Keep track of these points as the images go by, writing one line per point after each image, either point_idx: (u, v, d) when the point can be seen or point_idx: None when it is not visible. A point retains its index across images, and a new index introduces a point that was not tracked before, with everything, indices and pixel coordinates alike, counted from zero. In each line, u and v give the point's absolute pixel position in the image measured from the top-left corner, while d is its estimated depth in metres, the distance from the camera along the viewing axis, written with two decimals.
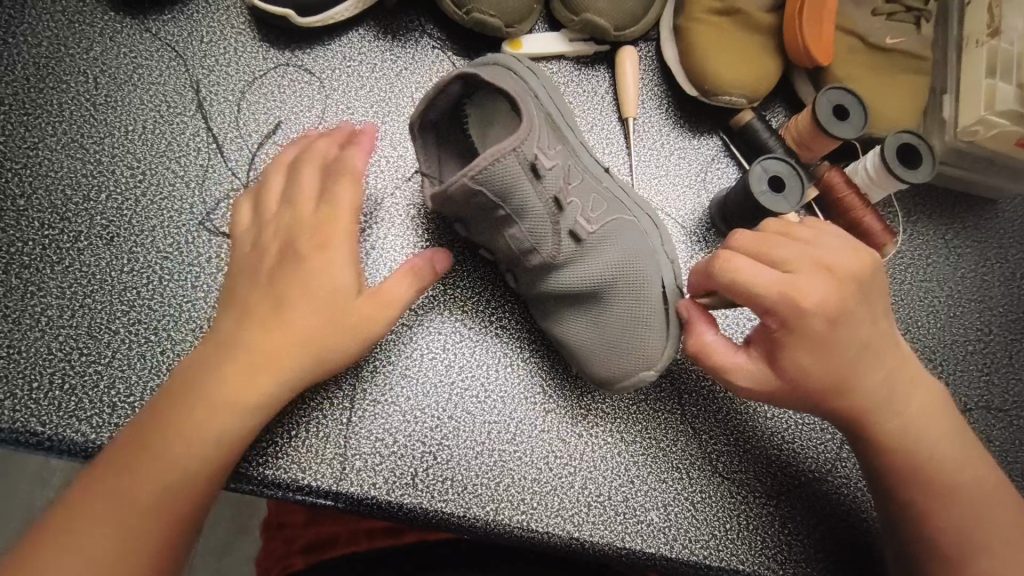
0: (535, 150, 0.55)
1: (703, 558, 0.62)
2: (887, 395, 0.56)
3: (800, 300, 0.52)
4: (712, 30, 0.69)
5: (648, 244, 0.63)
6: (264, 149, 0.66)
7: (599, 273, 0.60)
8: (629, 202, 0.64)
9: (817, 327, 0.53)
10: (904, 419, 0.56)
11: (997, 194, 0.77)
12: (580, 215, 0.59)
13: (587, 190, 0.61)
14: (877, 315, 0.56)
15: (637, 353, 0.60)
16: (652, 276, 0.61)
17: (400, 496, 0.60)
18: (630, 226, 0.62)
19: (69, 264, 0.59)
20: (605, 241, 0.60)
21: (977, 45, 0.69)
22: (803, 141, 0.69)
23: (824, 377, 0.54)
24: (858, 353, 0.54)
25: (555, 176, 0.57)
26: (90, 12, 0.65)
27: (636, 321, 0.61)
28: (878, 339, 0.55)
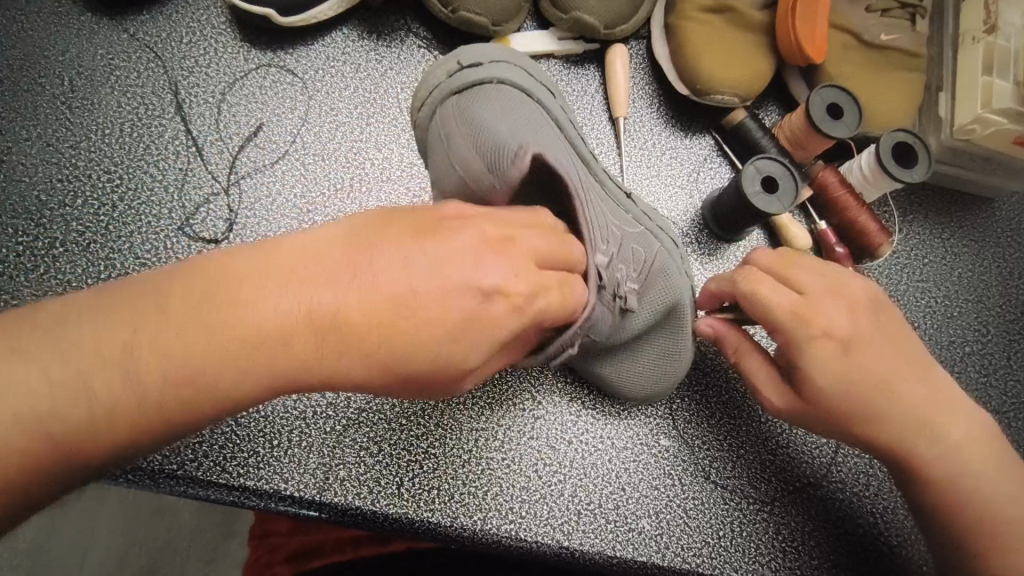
0: (597, 266, 0.50)
1: (696, 566, 0.61)
2: (926, 427, 0.52)
3: (812, 321, 0.51)
4: (703, 27, 0.68)
5: (677, 268, 0.59)
6: (245, 152, 0.64)
7: (638, 311, 0.58)
8: (639, 207, 0.60)
9: (831, 347, 0.51)
10: (945, 451, 0.51)
11: (993, 193, 0.76)
12: (628, 283, 0.55)
13: (629, 246, 0.55)
14: (906, 343, 0.54)
15: (667, 363, 0.60)
16: (678, 283, 0.58)
17: (385, 506, 0.58)
18: (665, 261, 0.58)
19: (44, 271, 0.57)
20: (640, 271, 0.57)
21: (973, 41, 0.68)
22: (797, 139, 0.67)
23: (851, 402, 0.51)
24: (887, 378, 0.51)
25: (610, 273, 0.52)
26: (66, 13, 0.64)
27: (674, 352, 0.60)
28: (907, 362, 0.53)
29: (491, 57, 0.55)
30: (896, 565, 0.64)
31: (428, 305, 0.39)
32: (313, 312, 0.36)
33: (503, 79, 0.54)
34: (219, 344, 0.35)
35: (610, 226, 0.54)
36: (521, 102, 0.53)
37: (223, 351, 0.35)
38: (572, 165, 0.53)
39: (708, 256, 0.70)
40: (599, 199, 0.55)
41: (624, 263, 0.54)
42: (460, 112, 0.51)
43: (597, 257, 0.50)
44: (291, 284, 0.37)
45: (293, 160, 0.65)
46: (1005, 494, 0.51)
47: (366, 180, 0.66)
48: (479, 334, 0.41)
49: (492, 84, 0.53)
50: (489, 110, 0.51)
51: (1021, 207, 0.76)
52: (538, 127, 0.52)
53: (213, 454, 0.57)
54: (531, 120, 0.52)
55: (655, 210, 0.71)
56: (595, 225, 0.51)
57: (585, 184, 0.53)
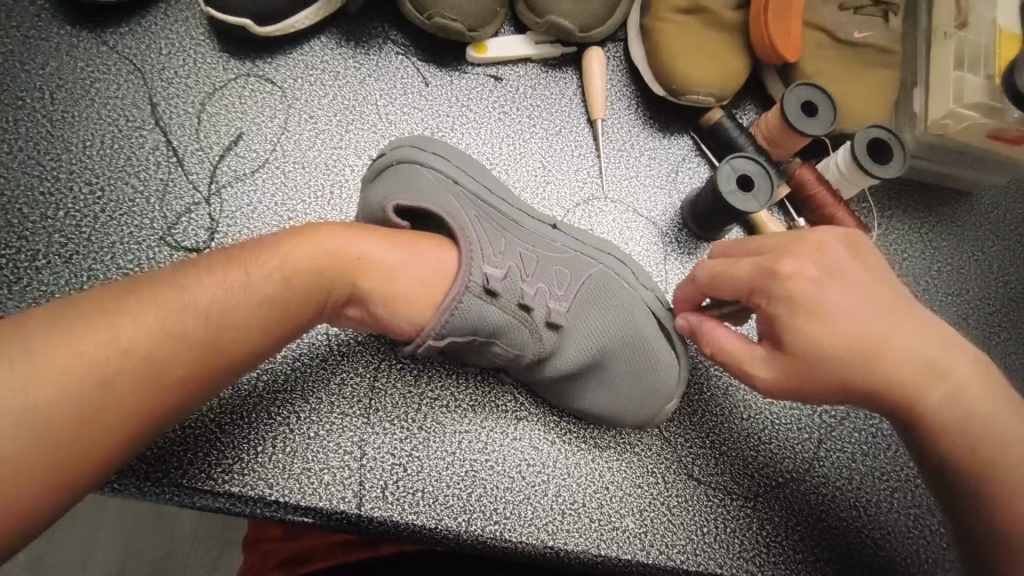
0: (482, 271, 0.52)
1: (680, 563, 0.61)
2: (912, 362, 0.50)
3: (786, 268, 0.50)
4: (677, 29, 0.68)
5: (626, 289, 0.60)
6: (226, 161, 0.65)
7: (593, 344, 0.59)
8: (590, 247, 0.61)
9: (813, 290, 0.50)
10: (933, 382, 0.50)
11: (971, 186, 0.76)
12: (549, 300, 0.56)
13: (547, 267, 0.58)
14: (887, 292, 0.52)
15: (652, 393, 0.61)
16: (641, 319, 0.60)
17: (370, 509, 0.59)
18: (599, 277, 0.60)
19: (26, 284, 0.58)
20: (586, 308, 0.59)
21: (946, 37, 0.69)
22: (773, 138, 0.68)
23: (839, 349, 0.49)
24: (865, 313, 0.50)
25: (510, 283, 0.54)
26: (46, 27, 0.64)
27: (637, 367, 0.60)
28: (890, 310, 0.51)
29: (417, 146, 0.59)
30: (880, 559, 0.64)
31: (389, 266, 0.52)
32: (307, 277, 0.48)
33: (419, 158, 0.58)
34: (206, 313, 0.44)
35: (512, 246, 0.56)
36: (436, 175, 0.58)
37: (213, 319, 0.44)
38: (471, 214, 0.56)
39: (688, 256, 0.71)
40: (513, 234, 0.58)
41: (534, 282, 0.56)
42: (373, 199, 0.57)
43: (474, 263, 0.52)
44: (257, 269, 0.47)
45: (274, 168, 0.65)
46: (996, 415, 0.50)
47: (346, 186, 0.66)
48: (428, 275, 0.53)
49: (406, 163, 0.58)
50: (391, 188, 0.56)
51: (998, 200, 0.77)
52: (447, 197, 0.56)
53: (197, 461, 0.58)
54: (435, 190, 0.56)
55: (636, 211, 0.72)
56: (476, 243, 0.53)
57: (474, 221, 0.56)
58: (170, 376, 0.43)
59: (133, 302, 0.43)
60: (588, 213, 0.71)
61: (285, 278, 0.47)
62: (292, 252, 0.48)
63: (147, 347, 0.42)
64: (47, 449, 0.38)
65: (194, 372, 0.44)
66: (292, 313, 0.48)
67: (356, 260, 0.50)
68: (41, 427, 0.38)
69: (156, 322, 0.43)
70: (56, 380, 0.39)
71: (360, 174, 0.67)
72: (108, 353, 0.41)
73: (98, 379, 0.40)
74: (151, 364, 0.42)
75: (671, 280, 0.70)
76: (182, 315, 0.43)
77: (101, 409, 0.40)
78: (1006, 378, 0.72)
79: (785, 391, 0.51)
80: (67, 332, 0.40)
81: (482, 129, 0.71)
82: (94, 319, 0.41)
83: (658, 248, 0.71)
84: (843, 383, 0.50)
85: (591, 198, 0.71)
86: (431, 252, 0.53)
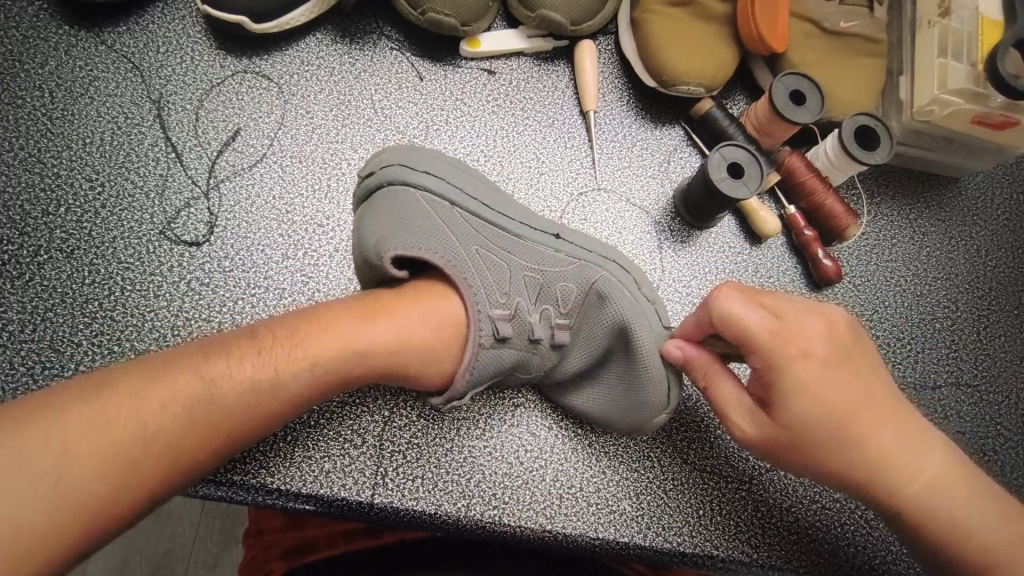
0: (491, 319, 0.53)
1: (677, 545, 0.62)
2: (895, 458, 0.50)
3: (793, 345, 0.48)
4: (667, 22, 0.70)
5: (629, 299, 0.57)
6: (224, 157, 0.66)
7: (594, 350, 0.59)
8: (592, 258, 0.58)
9: (816, 373, 0.48)
10: (912, 479, 0.50)
11: (959, 172, 0.77)
12: (553, 320, 0.58)
13: (550, 285, 0.57)
14: (870, 375, 0.51)
15: (645, 405, 0.58)
16: (641, 334, 0.57)
17: (371, 497, 0.60)
18: (604, 285, 0.57)
19: (29, 279, 0.59)
20: (587, 320, 0.59)
21: (929, 25, 0.70)
22: (762, 126, 0.69)
23: (828, 431, 0.49)
24: (861, 405, 0.49)
25: (520, 322, 0.55)
26: (43, 27, 0.65)
27: (632, 382, 0.58)
28: (873, 394, 0.50)
29: (407, 164, 0.57)
30: (872, 539, 0.65)
31: (405, 331, 0.51)
32: (327, 350, 0.48)
33: (414, 179, 0.57)
34: (223, 395, 0.44)
35: (515, 274, 0.56)
36: (433, 203, 0.56)
37: (228, 401, 0.44)
38: (473, 253, 0.55)
39: (681, 244, 0.72)
40: (515, 255, 0.57)
41: (539, 308, 0.57)
42: (367, 235, 0.55)
43: (482, 312, 0.52)
44: (277, 350, 0.47)
45: (272, 162, 0.66)
46: (969, 520, 0.50)
47: (343, 179, 0.67)
48: (440, 340, 0.52)
49: (400, 185, 0.56)
50: (387, 230, 0.53)
51: (985, 186, 0.78)
52: (445, 233, 0.55)
53: None
54: (433, 228, 0.54)
55: (629, 200, 0.73)
56: (481, 289, 0.53)
57: (475, 256, 0.55)
58: (188, 454, 0.43)
59: (157, 385, 0.43)
60: (582, 204, 0.72)
61: (304, 356, 0.48)
62: (312, 330, 0.49)
63: (166, 430, 0.42)
64: (72, 518, 0.38)
65: (209, 452, 0.44)
66: (309, 391, 0.48)
67: (371, 333, 0.50)
68: (70, 501, 0.38)
69: (180, 399, 0.43)
70: (81, 459, 0.39)
71: (357, 168, 0.68)
72: (129, 436, 0.41)
73: (117, 457, 0.40)
74: (168, 447, 0.42)
75: (665, 268, 0.71)
76: (206, 399, 0.44)
77: (122, 487, 0.40)
78: (995, 361, 0.73)
79: (759, 447, 0.51)
80: (93, 413, 0.41)
81: (476, 122, 0.72)
82: (118, 399, 0.42)
83: (651, 236, 0.72)
84: (821, 461, 0.50)
85: (584, 189, 0.72)
86: (443, 316, 0.53)
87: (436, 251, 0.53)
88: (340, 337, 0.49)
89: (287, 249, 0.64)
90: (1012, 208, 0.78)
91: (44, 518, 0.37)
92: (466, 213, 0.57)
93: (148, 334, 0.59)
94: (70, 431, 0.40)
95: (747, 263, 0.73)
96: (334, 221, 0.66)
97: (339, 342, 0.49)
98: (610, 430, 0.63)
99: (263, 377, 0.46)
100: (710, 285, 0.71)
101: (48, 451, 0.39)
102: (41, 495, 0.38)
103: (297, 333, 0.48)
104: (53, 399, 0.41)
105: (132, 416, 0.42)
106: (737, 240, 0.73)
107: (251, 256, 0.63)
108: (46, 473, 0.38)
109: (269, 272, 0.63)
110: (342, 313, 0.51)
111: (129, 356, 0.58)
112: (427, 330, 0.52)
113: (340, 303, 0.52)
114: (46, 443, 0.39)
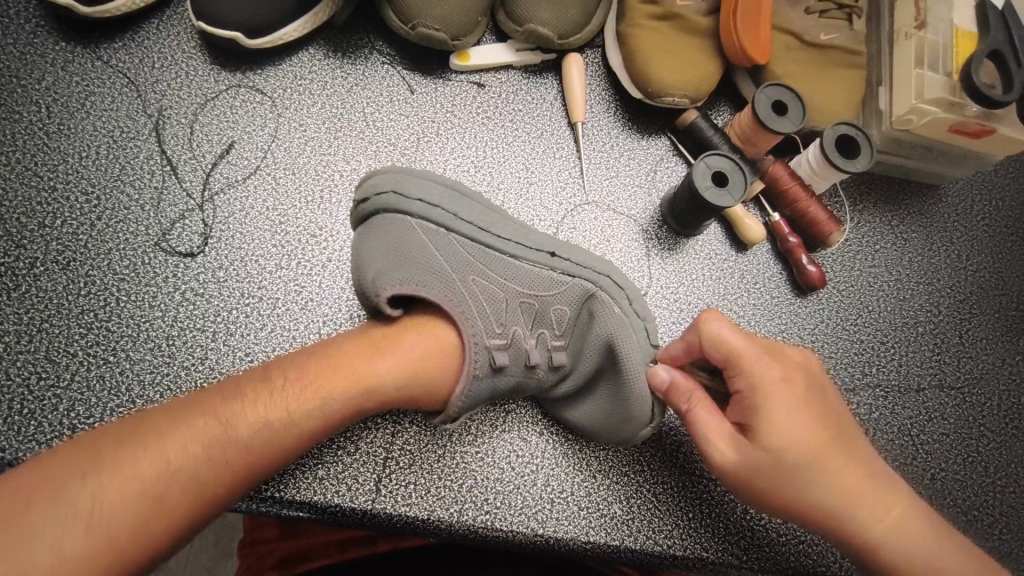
0: (488, 349, 0.53)
1: (667, 547, 0.63)
2: (869, 498, 0.50)
3: (771, 370, 0.51)
4: (652, 35, 0.71)
5: (620, 318, 0.58)
6: (218, 169, 0.67)
7: (582, 368, 0.60)
8: (585, 277, 0.59)
9: (789, 402, 0.50)
10: (883, 522, 0.50)
11: (939, 180, 0.79)
12: (549, 343, 0.59)
13: (542, 308, 0.58)
14: (838, 413, 0.52)
15: (630, 421, 0.59)
16: (633, 356, 0.58)
17: (364, 503, 0.60)
18: (595, 304, 0.59)
19: (25, 291, 0.60)
20: (578, 336, 0.60)
21: (906, 37, 0.72)
22: (747, 136, 0.70)
23: (806, 461, 0.49)
24: (836, 438, 0.51)
25: (517, 349, 0.56)
26: (41, 43, 0.66)
27: (620, 400, 0.59)
28: (842, 429, 0.52)
29: (402, 190, 0.56)
30: None
31: (413, 353, 0.51)
32: (340, 378, 0.49)
33: (411, 209, 0.56)
34: (242, 431, 0.45)
35: (512, 301, 0.57)
36: (428, 232, 0.56)
37: (246, 436, 0.45)
38: (470, 281, 0.55)
39: (669, 251, 0.73)
40: (510, 280, 0.57)
41: (535, 333, 0.58)
42: (361, 269, 0.53)
43: (479, 344, 0.53)
44: (295, 385, 0.48)
45: (265, 175, 0.68)
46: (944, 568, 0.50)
47: (336, 191, 0.68)
48: (452, 360, 0.53)
49: (396, 214, 0.56)
50: (383, 264, 0.52)
51: (966, 192, 0.80)
52: (440, 265, 0.54)
53: None
54: (428, 259, 0.54)
55: (616, 209, 0.74)
56: (479, 319, 0.54)
57: (472, 286, 0.55)
58: (217, 490, 0.44)
59: (178, 424, 0.44)
60: (571, 213, 0.73)
61: (320, 387, 0.48)
62: (327, 363, 0.50)
63: (191, 465, 0.43)
64: (107, 552, 0.39)
65: (233, 487, 0.44)
66: (330, 419, 0.48)
67: (384, 360, 0.51)
68: (101, 535, 0.39)
69: (202, 439, 0.44)
70: (110, 496, 0.40)
71: (349, 179, 0.69)
72: (156, 472, 0.42)
73: (145, 493, 0.41)
74: (193, 479, 0.43)
75: (652, 276, 0.72)
76: (227, 438, 0.44)
77: (151, 519, 0.41)
78: (977, 364, 0.74)
79: (737, 478, 0.50)
80: (124, 451, 0.42)
81: (466, 133, 0.73)
82: (143, 439, 0.43)
83: (639, 244, 0.73)
84: (794, 490, 0.49)
85: (574, 200, 0.74)
86: (453, 340, 0.53)
87: (432, 285, 0.53)
88: (352, 366, 0.50)
89: (280, 259, 0.65)
90: (991, 214, 0.80)
91: (81, 549, 0.38)
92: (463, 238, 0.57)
93: (143, 344, 0.60)
94: (102, 470, 0.41)
95: (733, 269, 0.74)
96: (327, 232, 0.67)
97: (353, 370, 0.50)
98: (598, 441, 0.64)
99: (283, 410, 0.47)
100: (698, 291, 0.73)
101: (84, 491, 0.40)
102: (75, 530, 0.38)
103: (310, 364, 0.49)
104: (89, 444, 0.42)
105: (159, 456, 0.42)
106: (723, 247, 0.75)
107: (245, 266, 0.64)
108: (78, 509, 0.39)
109: (262, 282, 0.64)
110: (351, 342, 0.52)
111: (124, 366, 0.59)
112: (438, 350, 0.52)
113: (347, 333, 0.53)
114: (79, 481, 0.40)
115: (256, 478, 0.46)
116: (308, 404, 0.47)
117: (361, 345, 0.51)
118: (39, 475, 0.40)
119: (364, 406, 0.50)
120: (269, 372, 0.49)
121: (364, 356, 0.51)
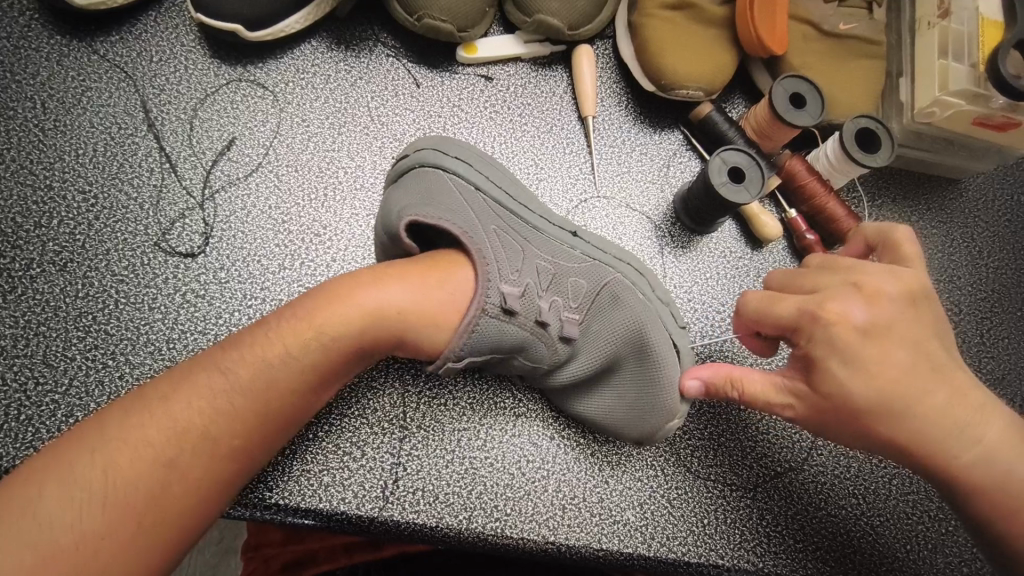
0: (500, 289, 0.50)
1: (682, 555, 0.61)
2: (949, 416, 0.49)
3: (831, 313, 0.48)
4: (666, 25, 0.69)
5: (643, 301, 0.57)
6: (218, 166, 0.65)
7: (601, 351, 0.57)
8: (610, 258, 0.59)
9: (853, 343, 0.48)
10: (965, 440, 0.49)
11: (960, 174, 0.77)
12: (563, 312, 0.55)
13: (563, 280, 0.56)
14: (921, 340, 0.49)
15: (660, 408, 0.58)
16: (658, 336, 0.57)
17: (371, 511, 0.59)
18: (616, 286, 0.57)
19: (21, 293, 0.58)
20: (597, 318, 0.57)
21: (929, 27, 0.69)
22: (763, 130, 0.68)
23: (876, 404, 0.48)
24: (915, 374, 0.48)
25: (529, 301, 0.52)
26: (35, 37, 0.64)
27: (644, 383, 0.58)
28: (924, 356, 0.49)
29: (440, 149, 0.57)
30: (880, 545, 0.65)
31: (405, 295, 0.48)
32: (331, 324, 0.46)
33: (445, 163, 0.56)
34: (241, 382, 0.44)
35: (530, 261, 0.54)
36: (461, 188, 0.55)
37: (247, 386, 0.44)
38: (491, 232, 0.53)
39: (682, 249, 0.71)
40: (533, 245, 0.56)
41: (549, 297, 0.55)
42: (388, 208, 0.53)
43: (492, 283, 0.50)
44: (286, 336, 0.46)
45: (267, 172, 0.66)
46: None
47: (339, 188, 0.66)
48: (450, 302, 0.50)
49: (430, 168, 0.56)
50: (411, 200, 0.52)
51: (987, 187, 0.78)
52: (465, 211, 0.53)
53: None
54: (457, 207, 0.53)
55: (629, 205, 0.72)
56: (495, 262, 0.51)
57: (492, 235, 0.53)
58: (231, 442, 0.44)
59: (179, 388, 0.44)
60: (581, 209, 0.71)
61: (302, 340, 0.46)
62: (313, 311, 0.47)
63: (195, 426, 0.43)
64: (126, 524, 0.40)
65: (244, 443, 0.44)
66: (331, 363, 0.47)
67: (376, 303, 0.48)
68: (119, 507, 0.40)
69: (202, 400, 0.43)
70: (118, 475, 0.40)
71: (352, 176, 0.67)
72: (161, 442, 0.42)
73: (156, 460, 0.41)
74: (197, 450, 0.42)
75: (667, 273, 0.70)
76: (227, 393, 0.44)
77: (168, 483, 0.41)
78: (999, 363, 0.72)
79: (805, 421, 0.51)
80: (129, 424, 0.42)
81: (474, 128, 0.71)
82: (148, 407, 0.43)
83: (652, 241, 0.71)
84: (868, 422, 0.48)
85: (584, 196, 0.72)
86: (450, 283, 0.50)
87: (453, 220, 0.52)
88: (344, 310, 0.47)
89: (283, 260, 0.63)
90: (1014, 209, 0.78)
91: (99, 523, 0.39)
92: (490, 194, 0.56)
93: (143, 348, 0.58)
94: (109, 445, 0.41)
95: (748, 268, 0.72)
96: (331, 230, 0.65)
97: (344, 313, 0.47)
98: (615, 437, 0.62)
99: (277, 357, 0.45)
100: (712, 290, 0.71)
101: (93, 469, 0.40)
102: (91, 509, 0.39)
103: (300, 312, 0.47)
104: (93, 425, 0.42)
105: (164, 423, 0.42)
106: (737, 245, 0.72)
107: (247, 267, 0.62)
108: (90, 487, 0.40)
109: (265, 283, 0.62)
110: (338, 283, 0.49)
111: (123, 370, 0.58)
112: (432, 292, 0.49)
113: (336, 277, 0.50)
114: (88, 458, 0.40)
115: (275, 424, 0.46)
116: (303, 351, 0.46)
117: (352, 287, 0.48)
118: (53, 457, 0.41)
119: (366, 347, 0.48)
120: (259, 324, 0.47)
121: (354, 299, 0.47)
